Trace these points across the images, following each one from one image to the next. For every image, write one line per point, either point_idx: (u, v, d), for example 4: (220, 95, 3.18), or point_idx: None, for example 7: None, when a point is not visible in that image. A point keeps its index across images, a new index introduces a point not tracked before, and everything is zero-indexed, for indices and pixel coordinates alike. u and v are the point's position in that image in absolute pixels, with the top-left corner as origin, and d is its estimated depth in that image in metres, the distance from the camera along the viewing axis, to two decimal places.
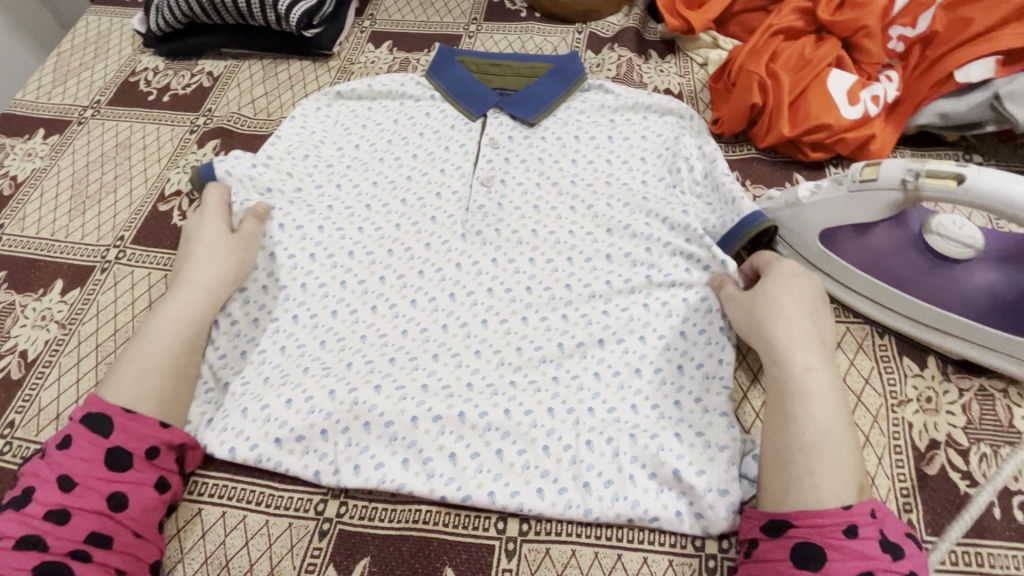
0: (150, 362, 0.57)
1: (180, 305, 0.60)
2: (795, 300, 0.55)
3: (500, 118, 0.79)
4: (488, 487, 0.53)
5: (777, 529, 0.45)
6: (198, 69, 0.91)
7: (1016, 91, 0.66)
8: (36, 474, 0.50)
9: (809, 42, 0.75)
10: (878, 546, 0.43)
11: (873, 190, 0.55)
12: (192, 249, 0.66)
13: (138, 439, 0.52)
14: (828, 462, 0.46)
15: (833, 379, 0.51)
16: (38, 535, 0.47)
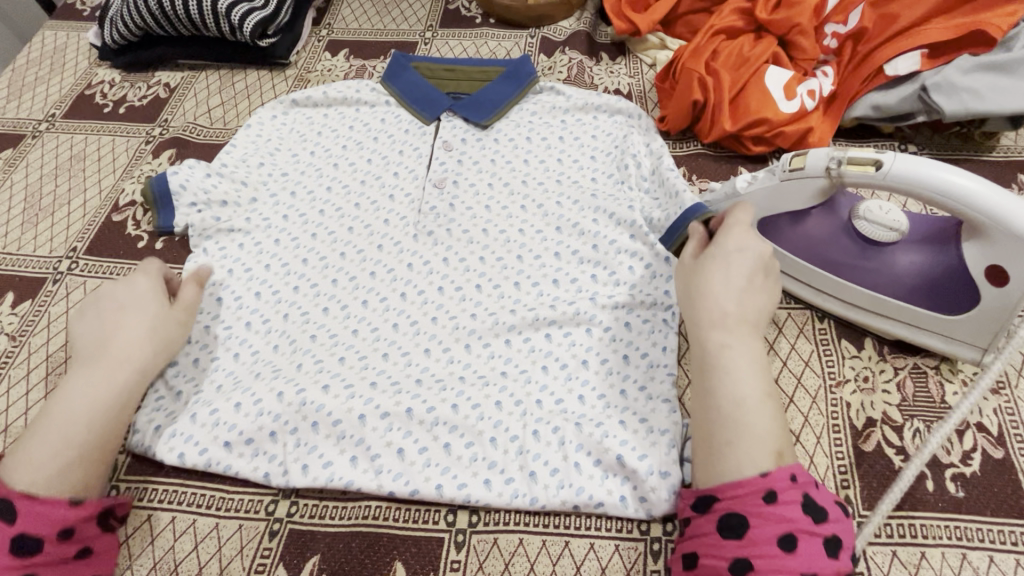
0: (63, 442, 0.51)
1: (104, 380, 0.54)
2: (723, 277, 0.55)
3: (453, 121, 0.81)
4: (436, 481, 0.54)
5: (704, 504, 0.47)
6: (154, 81, 0.91)
7: (941, 82, 0.69)
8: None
9: (747, 41, 0.78)
10: (798, 509, 0.44)
11: (801, 178, 0.57)
12: (117, 313, 0.60)
13: (46, 522, 0.48)
14: (742, 433, 0.47)
15: (751, 352, 0.51)
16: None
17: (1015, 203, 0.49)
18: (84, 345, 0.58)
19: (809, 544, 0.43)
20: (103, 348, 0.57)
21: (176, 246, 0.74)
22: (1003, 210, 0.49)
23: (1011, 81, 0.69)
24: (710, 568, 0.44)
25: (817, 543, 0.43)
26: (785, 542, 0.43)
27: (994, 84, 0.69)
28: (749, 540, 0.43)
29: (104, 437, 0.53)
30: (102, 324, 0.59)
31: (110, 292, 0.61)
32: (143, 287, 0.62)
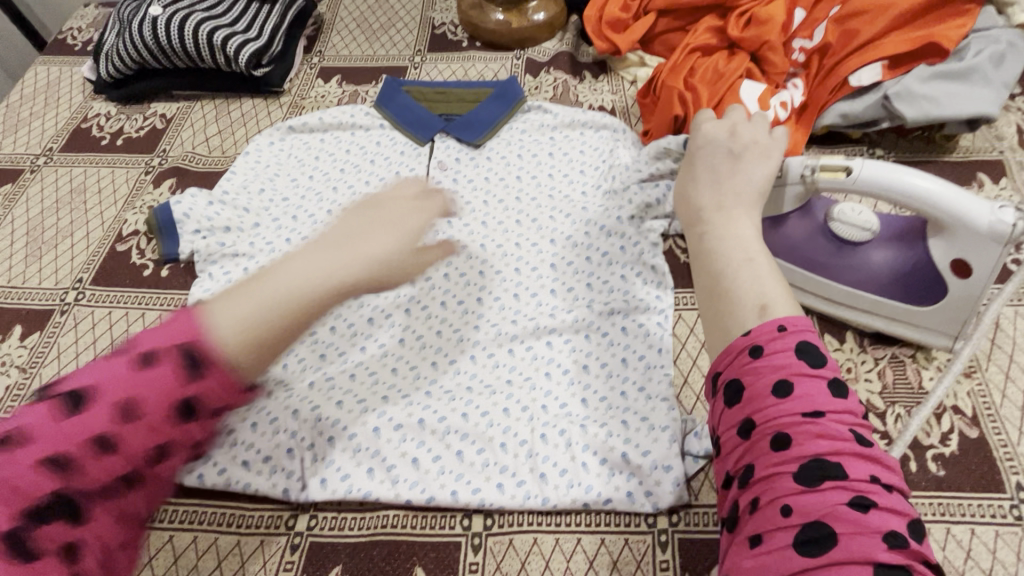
0: (259, 317, 0.43)
1: (330, 267, 0.46)
2: (701, 178, 0.54)
3: (447, 142, 0.85)
4: (451, 487, 0.56)
5: (712, 387, 0.42)
6: (150, 113, 0.93)
7: (901, 91, 0.74)
8: (101, 379, 0.40)
9: (722, 57, 0.83)
10: (792, 355, 0.38)
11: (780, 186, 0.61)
12: (388, 217, 0.51)
13: (215, 398, 0.42)
14: (722, 302, 0.43)
15: (731, 229, 0.48)
16: (66, 461, 0.39)
17: (973, 201, 0.53)
18: (337, 229, 0.50)
19: (809, 384, 0.36)
20: (353, 239, 0.48)
21: (181, 273, 0.75)
22: (964, 207, 0.53)
23: (964, 88, 0.75)
24: (728, 444, 0.39)
25: (821, 383, 0.36)
26: (780, 388, 0.37)
27: (950, 90, 0.74)
28: (748, 398, 0.38)
29: (292, 330, 0.44)
30: (365, 216, 0.51)
31: (411, 192, 0.55)
32: (415, 210, 0.53)
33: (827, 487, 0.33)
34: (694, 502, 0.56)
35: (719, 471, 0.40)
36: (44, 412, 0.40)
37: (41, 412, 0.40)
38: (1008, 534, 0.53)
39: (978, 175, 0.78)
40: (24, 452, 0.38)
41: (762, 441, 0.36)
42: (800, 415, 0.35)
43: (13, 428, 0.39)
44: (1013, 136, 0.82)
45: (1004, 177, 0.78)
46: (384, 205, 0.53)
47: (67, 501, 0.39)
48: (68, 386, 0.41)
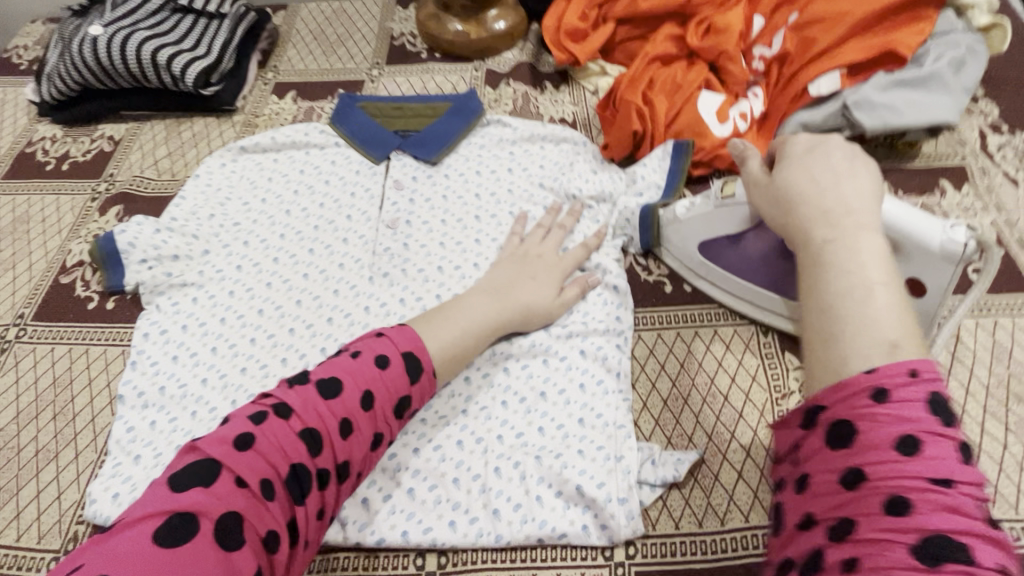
0: (459, 339, 0.60)
1: (490, 309, 0.63)
2: (809, 176, 0.48)
3: (402, 159, 0.82)
4: (401, 527, 0.55)
5: (808, 419, 0.39)
6: (98, 135, 0.90)
7: (861, 99, 0.73)
8: (345, 372, 0.52)
9: (681, 67, 0.81)
10: (922, 408, 0.35)
11: (733, 204, 0.64)
12: (529, 273, 0.67)
13: (422, 398, 0.56)
14: (841, 328, 0.39)
15: (860, 241, 0.43)
16: (316, 437, 0.49)
17: (926, 219, 0.52)
18: (491, 278, 0.67)
19: (939, 446, 0.34)
20: (505, 289, 0.65)
21: (127, 305, 0.73)
22: (917, 227, 0.52)
23: (923, 95, 0.74)
24: (821, 486, 0.37)
25: (949, 446, 0.34)
26: (902, 444, 0.34)
27: (909, 98, 0.74)
28: (857, 446, 0.36)
29: (474, 348, 0.61)
30: (511, 272, 0.67)
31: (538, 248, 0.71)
32: (552, 261, 0.69)
33: (949, 569, 0.31)
34: (651, 533, 0.55)
35: (797, 508, 0.39)
36: (302, 393, 0.50)
37: (300, 394, 0.50)
38: None
39: (940, 182, 0.78)
40: (288, 424, 0.49)
41: (871, 497, 0.34)
42: (925, 480, 0.33)
43: (277, 402, 0.50)
44: (975, 140, 0.82)
45: (966, 183, 0.78)
46: (507, 265, 0.68)
47: (303, 477, 0.47)
48: (318, 375, 0.52)
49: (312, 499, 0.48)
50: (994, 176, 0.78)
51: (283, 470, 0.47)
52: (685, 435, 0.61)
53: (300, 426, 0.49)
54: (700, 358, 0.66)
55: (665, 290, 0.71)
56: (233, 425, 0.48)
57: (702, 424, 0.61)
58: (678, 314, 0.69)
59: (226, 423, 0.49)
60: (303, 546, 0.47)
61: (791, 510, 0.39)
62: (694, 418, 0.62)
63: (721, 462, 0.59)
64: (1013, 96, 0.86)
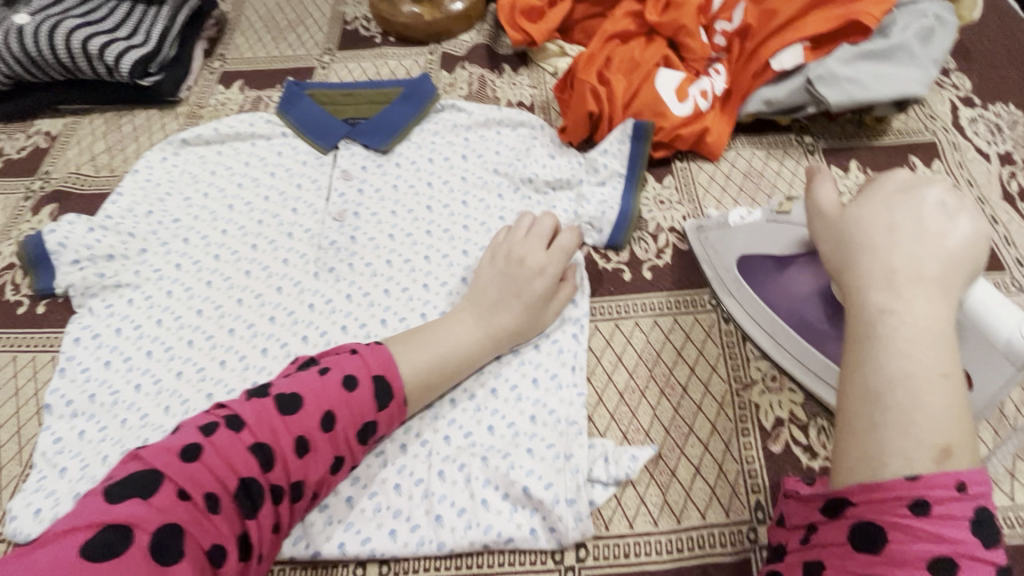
0: (437, 365, 0.55)
1: (473, 332, 0.57)
2: (881, 225, 0.43)
3: (352, 149, 0.78)
4: (338, 539, 0.52)
5: (834, 507, 0.38)
6: (33, 131, 0.86)
7: (823, 74, 0.71)
8: (305, 388, 0.48)
9: (639, 44, 0.78)
10: (967, 528, 0.34)
11: (786, 222, 0.58)
12: (514, 282, 0.60)
13: (391, 423, 0.52)
14: (884, 419, 0.37)
15: (927, 319, 0.38)
16: (267, 453, 0.45)
17: (1004, 304, 0.41)
18: (476, 291, 0.60)
19: (975, 574, 0.33)
20: (489, 306, 0.59)
21: (58, 308, 0.69)
22: (987, 310, 0.41)
23: (890, 68, 0.71)
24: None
25: (990, 572, 0.33)
26: (935, 565, 0.33)
27: (874, 71, 0.71)
28: (885, 557, 0.35)
29: (453, 374, 0.56)
30: (499, 284, 0.60)
31: (523, 244, 0.62)
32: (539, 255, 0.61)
33: None
34: (602, 534, 0.53)
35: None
36: (258, 408, 0.47)
37: (256, 406, 0.47)
38: None
39: (910, 159, 0.75)
40: (238, 437, 0.45)
41: None
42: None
43: (230, 414, 0.47)
44: (947, 115, 0.79)
45: (936, 159, 0.75)
46: (491, 272, 0.61)
47: (254, 492, 0.44)
48: (280, 389, 0.49)
49: (265, 514, 0.45)
50: (965, 151, 0.75)
51: (232, 484, 0.44)
52: (641, 430, 0.58)
53: (252, 441, 0.45)
54: (660, 348, 0.63)
55: (623, 278, 0.68)
56: (182, 435, 0.45)
57: (659, 418, 0.58)
58: (638, 303, 0.66)
59: (176, 431, 0.46)
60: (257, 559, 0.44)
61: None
62: (652, 411, 0.59)
63: (678, 457, 0.56)
64: (984, 68, 0.83)
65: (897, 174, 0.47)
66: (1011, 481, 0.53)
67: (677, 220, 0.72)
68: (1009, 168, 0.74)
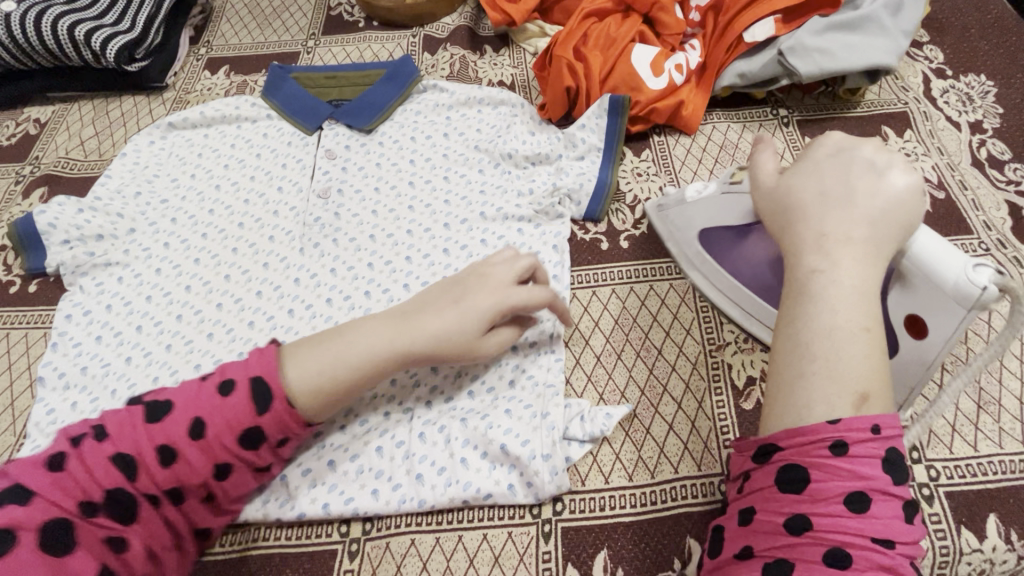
0: (332, 369, 0.49)
1: (385, 337, 0.51)
2: (813, 190, 0.46)
3: (335, 129, 0.80)
4: (322, 500, 0.54)
5: (763, 454, 0.41)
6: (23, 118, 0.87)
7: (795, 46, 0.72)
8: (179, 396, 0.49)
9: (615, 21, 0.80)
10: (879, 466, 0.38)
11: (739, 192, 0.57)
12: (450, 296, 0.52)
13: (281, 430, 0.49)
14: (812, 368, 0.40)
15: (853, 278, 0.42)
16: (129, 463, 0.46)
17: (944, 249, 0.43)
18: (417, 298, 0.54)
19: (885, 506, 0.37)
20: (416, 314, 0.52)
21: (50, 287, 0.71)
22: (925, 255, 0.43)
23: (860, 39, 0.73)
24: (765, 524, 0.40)
25: (897, 504, 0.37)
26: (852, 499, 0.37)
27: (844, 42, 0.73)
28: (810, 495, 0.38)
29: (353, 383, 0.50)
30: (439, 293, 0.53)
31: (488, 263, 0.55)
32: (499, 274, 0.53)
33: None
34: (578, 489, 0.54)
35: (735, 539, 0.41)
36: (127, 416, 0.49)
37: (121, 415, 0.49)
38: None
39: (882, 129, 0.76)
40: (101, 447, 0.47)
41: (813, 546, 0.37)
42: (866, 537, 0.36)
43: (98, 424, 0.48)
44: (918, 86, 0.80)
45: (907, 129, 0.76)
46: (444, 282, 0.55)
47: (124, 500, 0.46)
48: (156, 396, 0.50)
49: (147, 516, 0.47)
50: (936, 121, 0.77)
51: (97, 495, 0.46)
52: (617, 390, 0.60)
53: (114, 450, 0.47)
54: (635, 313, 0.64)
55: (601, 248, 0.70)
56: (52, 447, 0.47)
57: (634, 378, 0.60)
58: (614, 271, 0.68)
59: (54, 441, 0.49)
60: (156, 553, 0.48)
61: (729, 541, 0.42)
62: (628, 372, 0.60)
63: (653, 416, 0.58)
64: (956, 40, 0.85)
65: (832, 136, 0.48)
66: (974, 432, 0.55)
67: (653, 192, 0.73)
68: (979, 136, 0.75)
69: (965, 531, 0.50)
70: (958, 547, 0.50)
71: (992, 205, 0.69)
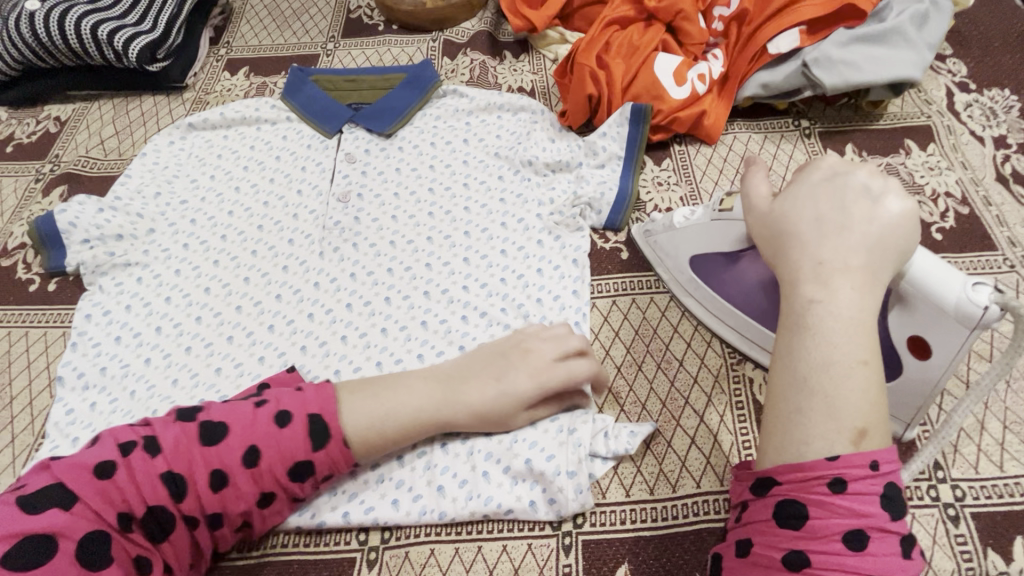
0: (379, 426, 0.51)
1: (432, 402, 0.52)
2: (809, 216, 0.44)
3: (355, 132, 0.80)
4: (342, 509, 0.54)
5: (761, 487, 0.41)
6: (44, 116, 0.88)
7: (819, 58, 0.72)
8: (235, 420, 0.49)
9: (638, 29, 0.79)
10: (877, 503, 0.37)
11: (729, 219, 0.56)
12: (498, 371, 0.54)
13: (328, 465, 0.50)
14: (812, 403, 0.39)
15: (853, 310, 0.40)
16: (180, 483, 0.47)
17: (944, 272, 0.43)
18: (462, 362, 0.55)
19: (884, 543, 0.37)
20: (465, 382, 0.53)
21: (69, 287, 0.71)
22: (926, 280, 0.44)
23: (885, 51, 0.72)
24: (763, 557, 0.39)
25: (894, 540, 0.37)
26: (850, 537, 0.37)
27: (870, 55, 0.72)
28: (808, 531, 0.38)
29: (397, 439, 0.52)
30: (487, 363, 0.54)
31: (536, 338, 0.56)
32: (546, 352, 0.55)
33: None
34: (600, 502, 0.54)
35: (734, 570, 0.41)
36: (179, 433, 0.48)
37: (175, 432, 0.48)
38: (924, 515, 0.52)
39: (905, 142, 0.76)
40: (151, 463, 0.47)
41: None
42: None
43: (149, 436, 0.48)
44: (942, 100, 0.80)
45: (931, 142, 0.76)
46: (492, 350, 0.56)
47: (162, 519, 0.47)
48: (209, 415, 0.50)
49: (179, 535, 0.48)
50: (960, 135, 0.76)
51: (139, 510, 0.46)
52: (638, 403, 0.59)
53: (164, 469, 0.47)
54: (656, 324, 0.64)
55: (621, 257, 0.69)
56: (98, 451, 0.47)
57: (655, 391, 0.60)
58: (635, 281, 0.67)
59: (94, 443, 0.48)
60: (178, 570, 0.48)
61: (728, 571, 0.42)
62: (649, 385, 0.60)
63: (674, 429, 0.57)
64: (980, 54, 0.84)
65: (826, 160, 0.47)
66: (1001, 453, 0.54)
67: (674, 202, 0.73)
68: (1003, 151, 0.75)
69: (991, 553, 0.50)
70: (984, 568, 0.49)
71: (1018, 221, 0.68)
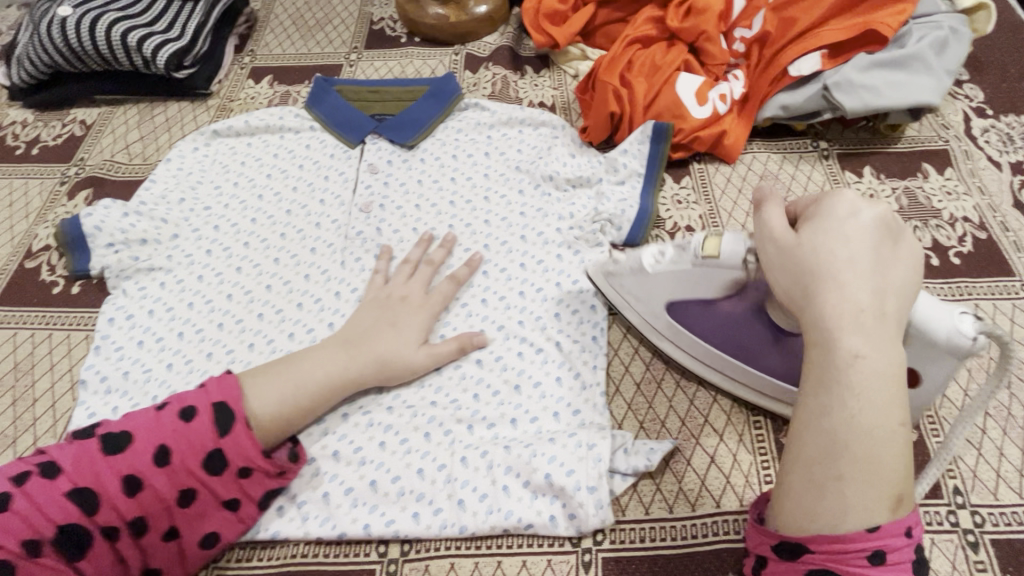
0: (294, 396, 0.54)
1: (336, 364, 0.57)
2: (844, 259, 0.42)
3: (377, 143, 0.80)
4: (363, 520, 0.54)
5: (790, 552, 0.40)
6: (69, 119, 0.89)
7: (840, 81, 0.73)
8: (137, 425, 0.50)
9: (660, 49, 0.81)
10: (904, 568, 0.38)
11: (715, 266, 0.52)
12: (389, 321, 0.61)
13: (241, 455, 0.51)
14: (853, 467, 0.38)
15: (891, 367, 0.39)
16: (85, 496, 0.47)
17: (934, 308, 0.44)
18: (349, 328, 0.61)
19: None
20: (358, 340, 0.59)
21: (93, 290, 0.72)
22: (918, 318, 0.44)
23: (905, 76, 0.73)
24: None
25: None
26: None
27: (889, 79, 0.73)
28: None
29: (315, 405, 0.55)
30: (371, 321, 0.61)
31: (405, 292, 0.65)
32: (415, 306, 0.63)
33: None
34: (620, 519, 0.54)
35: None
36: (77, 451, 0.49)
37: (73, 451, 0.49)
38: (944, 541, 0.52)
39: (922, 166, 0.77)
40: (53, 484, 0.47)
41: None
42: None
43: (44, 461, 0.48)
44: (959, 124, 0.81)
45: (949, 167, 0.76)
46: (364, 314, 0.62)
47: (78, 535, 0.46)
48: (107, 429, 0.50)
49: (99, 552, 0.47)
50: (977, 160, 0.77)
51: (46, 533, 0.46)
52: (657, 420, 0.59)
53: (68, 486, 0.47)
54: None
55: None
56: None
57: (675, 409, 0.60)
58: None
59: None
60: None
61: None
62: (668, 403, 0.60)
63: (693, 447, 0.58)
64: (997, 80, 0.85)
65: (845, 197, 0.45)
66: (1020, 480, 0.54)
67: (694, 220, 0.74)
68: (1020, 177, 0.75)
69: None
70: None
71: None
